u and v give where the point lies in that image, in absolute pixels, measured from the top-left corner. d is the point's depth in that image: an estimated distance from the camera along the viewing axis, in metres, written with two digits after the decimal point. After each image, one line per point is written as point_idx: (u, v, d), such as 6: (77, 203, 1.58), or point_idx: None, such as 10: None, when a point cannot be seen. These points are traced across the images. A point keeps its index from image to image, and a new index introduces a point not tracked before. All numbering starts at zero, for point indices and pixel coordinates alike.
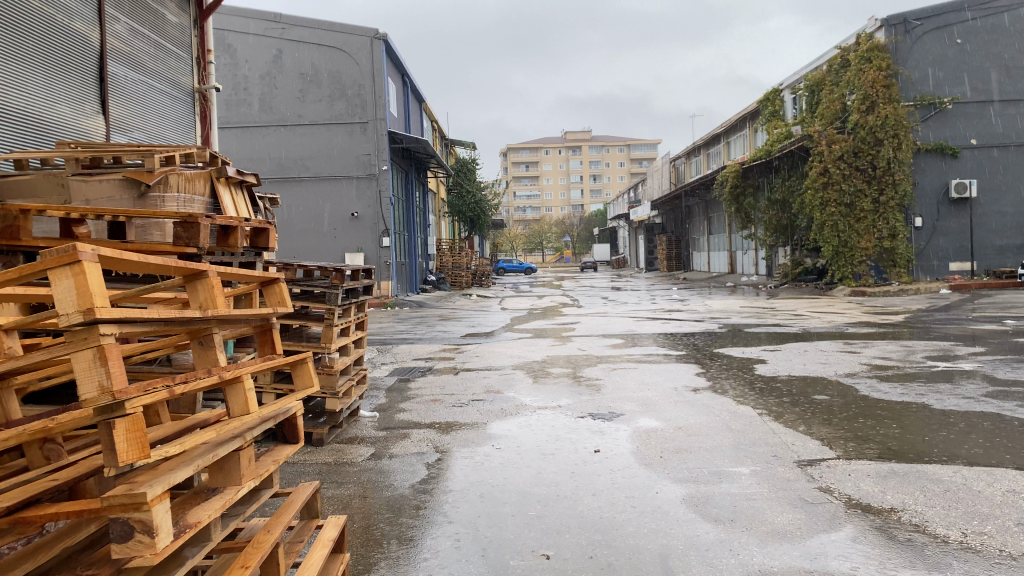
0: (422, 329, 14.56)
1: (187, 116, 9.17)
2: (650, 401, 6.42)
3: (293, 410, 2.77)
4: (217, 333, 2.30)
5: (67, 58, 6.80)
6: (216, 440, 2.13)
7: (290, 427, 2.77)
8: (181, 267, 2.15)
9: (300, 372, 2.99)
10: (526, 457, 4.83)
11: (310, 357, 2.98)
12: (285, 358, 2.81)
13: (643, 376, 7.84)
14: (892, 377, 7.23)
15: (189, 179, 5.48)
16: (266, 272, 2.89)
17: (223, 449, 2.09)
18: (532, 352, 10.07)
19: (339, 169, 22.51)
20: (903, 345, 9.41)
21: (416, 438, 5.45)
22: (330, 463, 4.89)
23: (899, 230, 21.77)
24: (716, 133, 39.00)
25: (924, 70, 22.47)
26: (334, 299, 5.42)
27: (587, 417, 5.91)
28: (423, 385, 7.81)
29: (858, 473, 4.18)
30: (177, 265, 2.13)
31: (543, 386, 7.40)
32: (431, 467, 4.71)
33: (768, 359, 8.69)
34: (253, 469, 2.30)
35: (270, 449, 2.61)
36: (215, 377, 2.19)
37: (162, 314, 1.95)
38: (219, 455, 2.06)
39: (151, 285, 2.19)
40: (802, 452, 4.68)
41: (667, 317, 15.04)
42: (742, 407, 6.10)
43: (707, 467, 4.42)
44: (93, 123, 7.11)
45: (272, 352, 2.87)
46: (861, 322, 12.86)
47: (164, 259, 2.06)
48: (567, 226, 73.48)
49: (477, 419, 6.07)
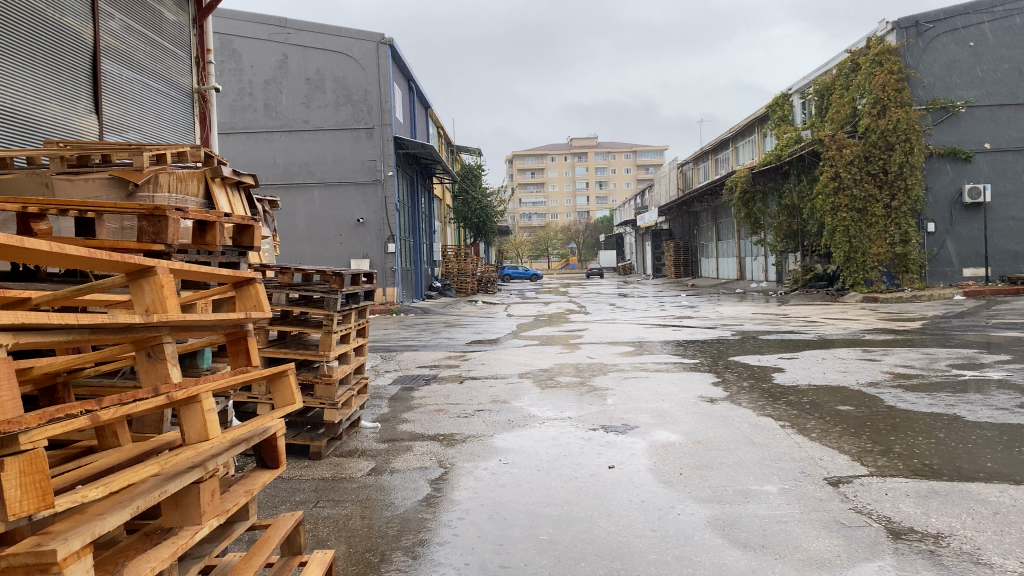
0: (427, 336, 14.28)
1: (186, 117, 8.92)
2: (665, 413, 6.11)
3: (273, 431, 2.58)
4: (168, 343, 2.06)
5: (59, 56, 6.55)
6: (165, 475, 1.95)
7: (269, 451, 2.59)
8: (119, 263, 1.97)
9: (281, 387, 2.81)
10: (536, 473, 4.53)
11: (291, 370, 2.78)
12: (259, 373, 2.61)
13: (655, 386, 7.53)
14: (917, 387, 6.90)
15: (181, 178, 5.24)
16: (239, 271, 2.70)
17: (172, 486, 1.90)
18: (540, 360, 9.77)
19: (345, 175, 22.25)
20: (925, 352, 9.08)
21: (419, 452, 5.15)
22: (327, 478, 4.59)
23: (911, 235, 21.40)
24: (723, 138, 38.69)
25: (936, 74, 22.12)
26: (332, 303, 5.10)
27: (599, 430, 5.61)
28: (427, 395, 7.50)
29: (896, 492, 3.87)
30: (112, 262, 1.95)
31: (552, 396, 7.09)
32: (435, 484, 4.41)
33: (785, 368, 8.36)
34: (217, 507, 2.13)
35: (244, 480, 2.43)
36: (163, 396, 1.97)
37: (81, 319, 1.81)
38: (166, 494, 1.87)
39: (88, 284, 2.04)
40: (832, 468, 4.37)
41: (678, 324, 14.71)
42: (763, 419, 5.79)
43: (732, 486, 4.11)
44: (86, 122, 6.87)
45: (246, 364, 2.65)
46: (877, 329, 12.51)
47: (86, 251, 1.87)
48: (573, 233, 73.21)
49: (484, 431, 5.77)
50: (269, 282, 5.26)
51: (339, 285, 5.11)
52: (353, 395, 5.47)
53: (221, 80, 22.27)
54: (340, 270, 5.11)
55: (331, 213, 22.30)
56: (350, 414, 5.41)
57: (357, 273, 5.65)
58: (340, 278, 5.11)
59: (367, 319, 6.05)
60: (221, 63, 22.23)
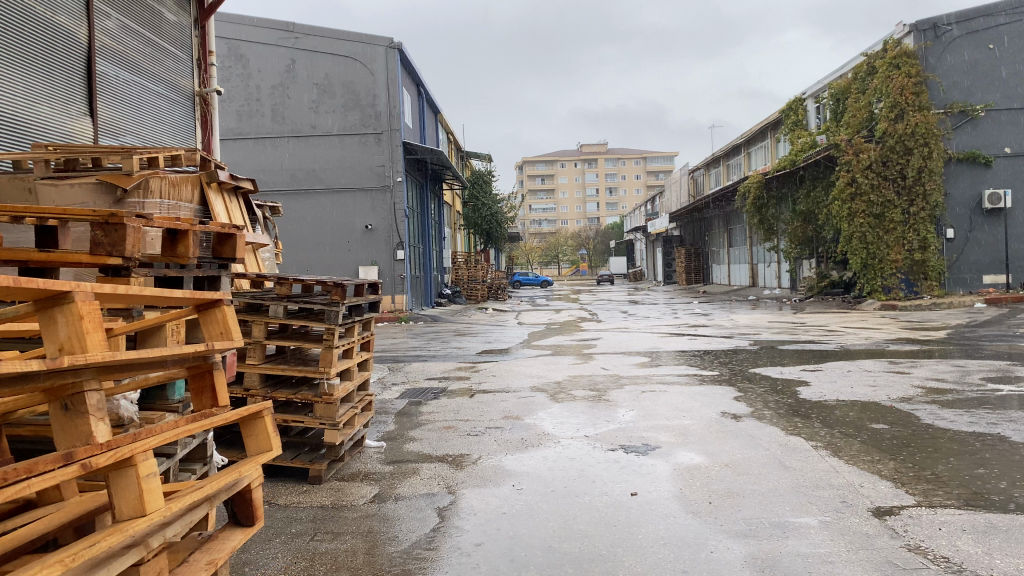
0: (436, 345, 13.94)
1: (186, 120, 8.65)
2: (688, 432, 5.75)
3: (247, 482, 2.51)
4: (95, 389, 1.99)
5: (52, 55, 6.26)
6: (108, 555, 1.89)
7: (243, 504, 2.56)
8: (35, 291, 1.80)
9: (255, 430, 2.71)
10: (551, 501, 4.19)
11: (267, 411, 2.68)
12: (232, 411, 2.50)
13: (675, 401, 7.17)
14: (953, 403, 6.53)
15: (173, 183, 4.97)
16: (201, 294, 2.48)
17: (116, 565, 1.84)
18: (553, 371, 9.41)
19: (354, 181, 22.00)
20: (956, 365, 8.68)
21: (426, 476, 4.82)
22: (326, 506, 4.26)
23: (930, 241, 20.94)
24: (736, 143, 38.30)
25: (955, 77, 21.70)
26: (333, 316, 4.78)
27: (618, 451, 5.26)
28: (435, 410, 7.17)
29: (951, 527, 3.51)
30: (31, 289, 1.78)
31: (567, 412, 6.74)
32: (442, 512, 4.08)
33: (810, 381, 8.00)
34: None
35: (210, 544, 2.40)
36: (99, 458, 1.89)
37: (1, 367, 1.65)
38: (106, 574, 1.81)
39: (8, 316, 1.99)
40: (876, 498, 4.00)
41: (694, 333, 14.32)
42: (793, 439, 5.43)
43: (767, 518, 3.75)
44: (80, 125, 6.58)
45: (211, 403, 2.57)
46: (901, 339, 12.08)
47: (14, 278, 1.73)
48: (583, 239, 72.84)
49: (495, 451, 5.43)
50: (266, 293, 4.94)
51: (341, 297, 4.79)
52: (356, 414, 5.16)
53: (228, 85, 22.07)
54: (342, 282, 4.79)
55: (339, 220, 22.02)
56: (353, 434, 5.10)
57: (361, 283, 5.34)
58: (342, 290, 4.79)
59: (372, 333, 5.74)
60: (229, 68, 22.04)
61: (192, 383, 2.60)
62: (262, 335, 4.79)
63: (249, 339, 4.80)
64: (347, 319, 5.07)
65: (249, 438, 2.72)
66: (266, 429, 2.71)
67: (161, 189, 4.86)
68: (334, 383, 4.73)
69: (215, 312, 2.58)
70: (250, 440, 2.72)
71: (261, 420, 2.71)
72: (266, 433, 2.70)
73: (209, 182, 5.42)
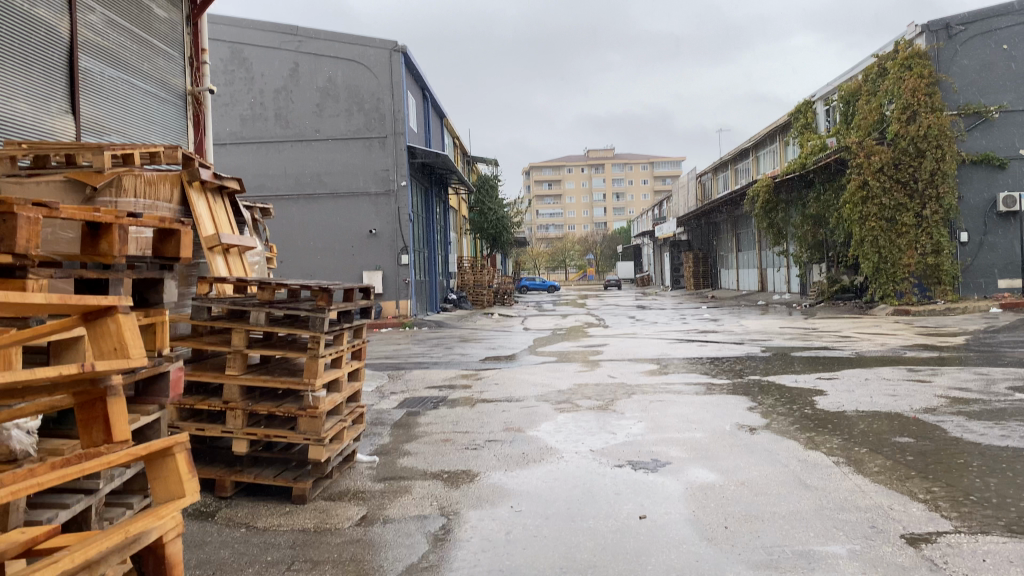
0: (440, 351, 13.60)
1: (177, 120, 8.33)
2: (701, 447, 5.40)
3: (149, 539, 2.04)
4: None
5: (31, 49, 5.95)
6: None
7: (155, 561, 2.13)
8: None
9: (164, 470, 2.15)
10: (552, 525, 3.84)
11: (177, 447, 2.14)
12: (122, 455, 2.03)
13: (686, 411, 6.81)
14: (981, 415, 6.15)
15: (148, 181, 4.73)
16: (88, 301, 1.94)
17: None
18: (557, 380, 9.06)
19: (358, 185, 21.68)
20: (979, 373, 8.29)
21: (419, 495, 4.48)
22: (309, 529, 3.92)
23: (944, 245, 20.49)
24: (744, 147, 37.94)
25: (968, 77, 21.30)
26: (318, 324, 4.41)
27: (626, 467, 4.91)
28: (434, 421, 6.82)
29: (997, 558, 3.14)
30: None
31: (572, 424, 6.38)
32: (435, 538, 3.73)
33: (828, 390, 7.62)
34: None
35: None
36: None
37: None
38: None
39: None
40: (908, 522, 3.65)
41: (704, 339, 13.95)
42: (814, 455, 5.07)
43: (790, 546, 3.40)
44: (60, 123, 6.26)
45: (104, 442, 2.08)
46: (918, 346, 11.69)
47: None
48: (590, 244, 72.47)
49: (494, 467, 5.09)
50: (248, 299, 4.60)
51: (328, 303, 4.43)
52: (345, 427, 4.83)
53: (231, 89, 21.79)
54: (329, 286, 4.44)
55: (343, 225, 21.71)
56: (341, 449, 4.77)
57: (351, 288, 4.99)
58: (329, 295, 4.43)
59: (365, 339, 5.41)
60: (231, 72, 21.77)
61: (80, 414, 2.11)
62: (242, 344, 4.44)
63: (229, 347, 4.46)
64: (335, 327, 4.72)
65: (155, 481, 2.16)
66: (179, 469, 2.15)
67: (136, 188, 4.66)
68: (319, 396, 4.39)
69: (108, 323, 2.04)
70: (156, 485, 2.16)
71: (172, 458, 2.15)
72: (178, 475, 2.15)
73: (191, 181, 5.16)
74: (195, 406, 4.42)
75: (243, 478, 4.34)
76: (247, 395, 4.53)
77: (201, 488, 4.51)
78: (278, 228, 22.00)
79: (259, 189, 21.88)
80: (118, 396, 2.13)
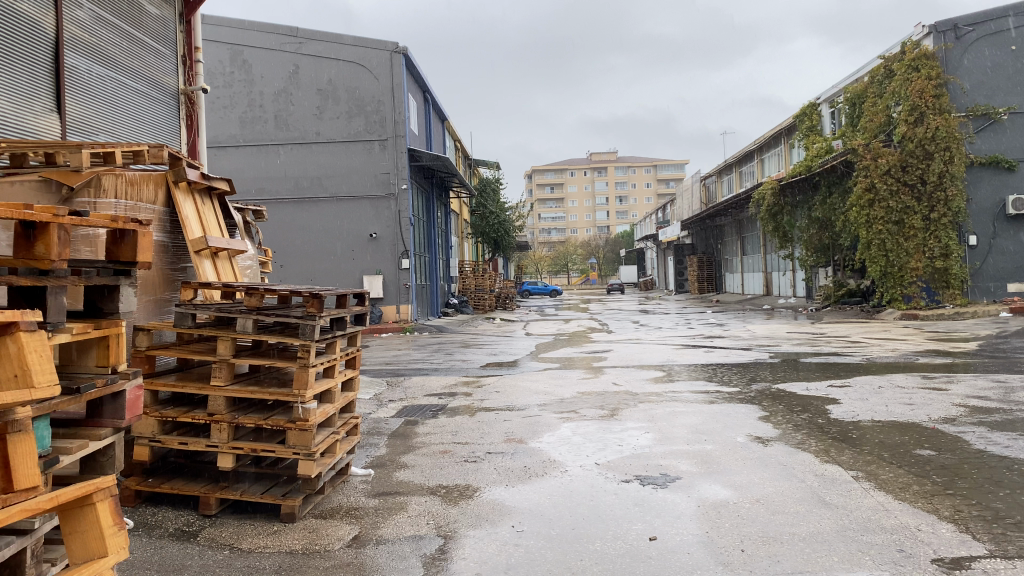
0: (441, 357, 13.35)
1: (169, 120, 8.11)
2: (712, 460, 5.15)
3: None
4: None
5: (14, 45, 5.73)
6: None
7: None
8: None
9: (77, 529, 2.18)
10: (556, 547, 3.59)
11: (98, 493, 2.19)
12: (42, 500, 2.01)
13: (695, 421, 6.56)
14: (1003, 425, 5.89)
15: (131, 181, 4.59)
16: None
17: None
18: (561, 387, 8.81)
19: (359, 188, 21.46)
20: (997, 380, 8.02)
21: (415, 513, 4.24)
22: (296, 551, 3.68)
23: (952, 248, 20.22)
24: (748, 150, 37.69)
25: (977, 78, 21.05)
26: (308, 331, 4.17)
27: (634, 483, 4.66)
28: (432, 432, 6.56)
29: None
30: None
31: (577, 435, 6.13)
32: (430, 561, 3.49)
33: (841, 399, 7.36)
34: None
35: None
36: None
37: None
38: None
39: None
40: (939, 545, 3.40)
41: (710, 344, 13.68)
42: (832, 470, 4.81)
43: (813, 572, 3.16)
44: (45, 122, 6.04)
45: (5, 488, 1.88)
46: (930, 351, 11.42)
47: None
48: (593, 248, 72.24)
49: (495, 481, 4.84)
50: (234, 305, 4.35)
51: (319, 310, 4.19)
52: (337, 440, 4.59)
53: (231, 91, 21.60)
54: (319, 292, 4.20)
55: (343, 228, 21.48)
56: (333, 463, 4.52)
57: (344, 294, 4.74)
58: (320, 301, 4.19)
59: (359, 347, 5.16)
60: (231, 74, 21.59)
61: None
62: (228, 352, 4.19)
63: (214, 356, 4.21)
64: (327, 334, 4.48)
65: (73, 537, 2.17)
66: (99, 522, 2.19)
67: (118, 188, 4.49)
68: (309, 408, 4.15)
69: (7, 344, 1.86)
70: (74, 541, 2.18)
71: (91, 508, 2.19)
72: (98, 529, 2.18)
73: (176, 182, 4.92)
74: (178, 419, 4.16)
75: (228, 495, 4.09)
76: (233, 407, 4.28)
77: (183, 505, 4.25)
78: (277, 232, 21.73)
79: (258, 192, 21.65)
80: (23, 435, 1.93)
